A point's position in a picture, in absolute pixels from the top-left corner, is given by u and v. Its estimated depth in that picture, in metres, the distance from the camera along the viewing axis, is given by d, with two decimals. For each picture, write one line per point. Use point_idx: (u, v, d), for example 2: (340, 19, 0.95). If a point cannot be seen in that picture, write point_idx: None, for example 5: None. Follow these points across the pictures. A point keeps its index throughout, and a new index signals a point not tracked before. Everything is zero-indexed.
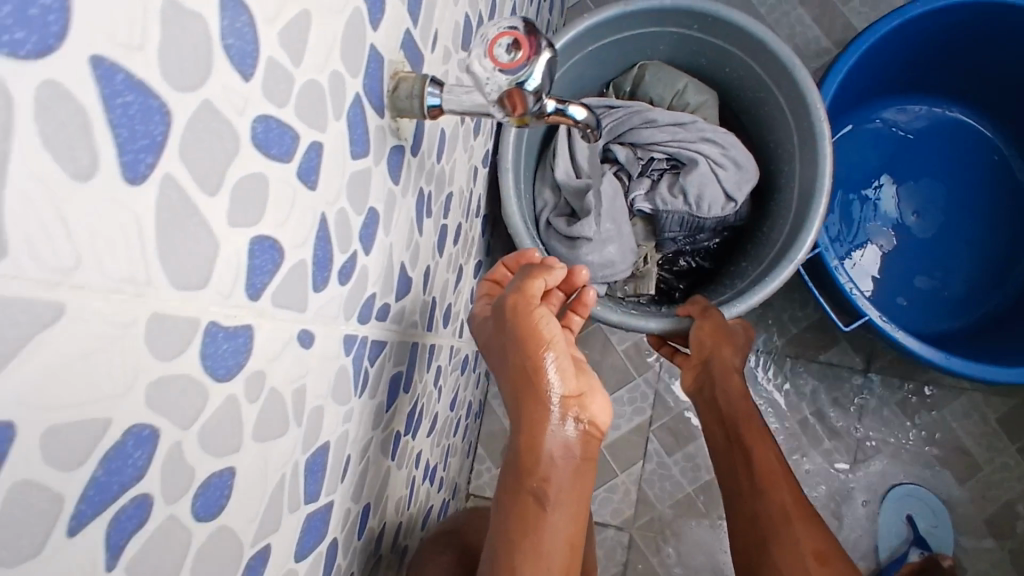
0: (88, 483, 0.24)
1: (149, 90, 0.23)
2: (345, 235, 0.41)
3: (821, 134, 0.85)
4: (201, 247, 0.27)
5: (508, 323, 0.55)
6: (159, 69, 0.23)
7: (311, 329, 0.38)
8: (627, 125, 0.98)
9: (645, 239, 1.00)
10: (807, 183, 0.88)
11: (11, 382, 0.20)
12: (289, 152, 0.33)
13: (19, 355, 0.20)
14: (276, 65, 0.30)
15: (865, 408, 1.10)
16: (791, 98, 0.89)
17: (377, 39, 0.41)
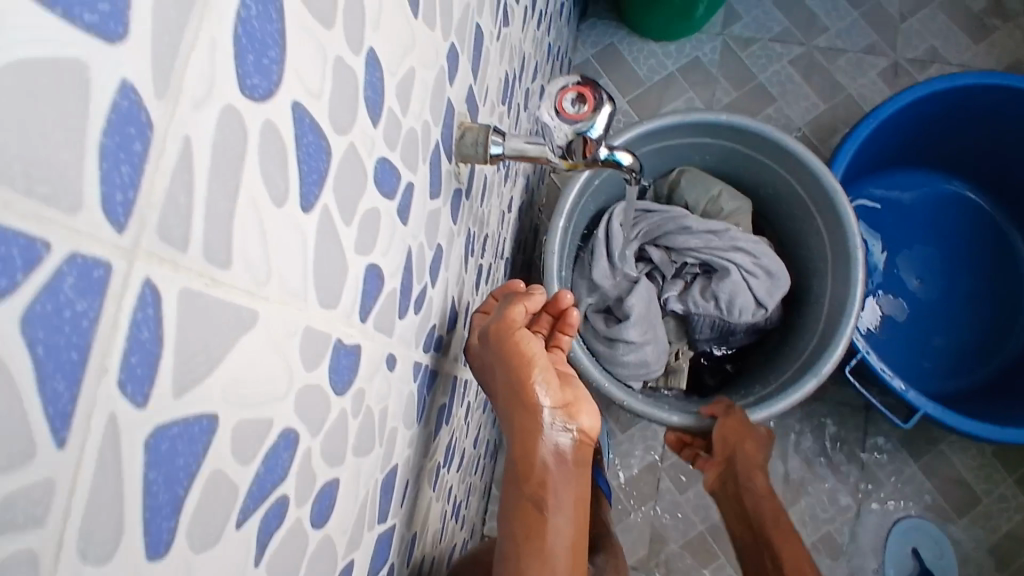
0: (254, 478, 0.26)
1: (321, 132, 0.27)
2: (421, 269, 0.45)
3: (855, 260, 0.85)
4: (337, 270, 0.30)
5: (494, 345, 0.58)
6: (329, 115, 0.27)
7: (394, 354, 0.41)
8: (662, 229, 0.97)
9: (677, 335, 1.01)
10: (837, 302, 0.88)
11: (222, 378, 0.22)
12: (393, 190, 0.36)
13: (228, 354, 0.23)
14: (392, 114, 0.34)
15: (862, 441, 1.12)
16: (830, 222, 0.89)
17: (452, 92, 0.45)
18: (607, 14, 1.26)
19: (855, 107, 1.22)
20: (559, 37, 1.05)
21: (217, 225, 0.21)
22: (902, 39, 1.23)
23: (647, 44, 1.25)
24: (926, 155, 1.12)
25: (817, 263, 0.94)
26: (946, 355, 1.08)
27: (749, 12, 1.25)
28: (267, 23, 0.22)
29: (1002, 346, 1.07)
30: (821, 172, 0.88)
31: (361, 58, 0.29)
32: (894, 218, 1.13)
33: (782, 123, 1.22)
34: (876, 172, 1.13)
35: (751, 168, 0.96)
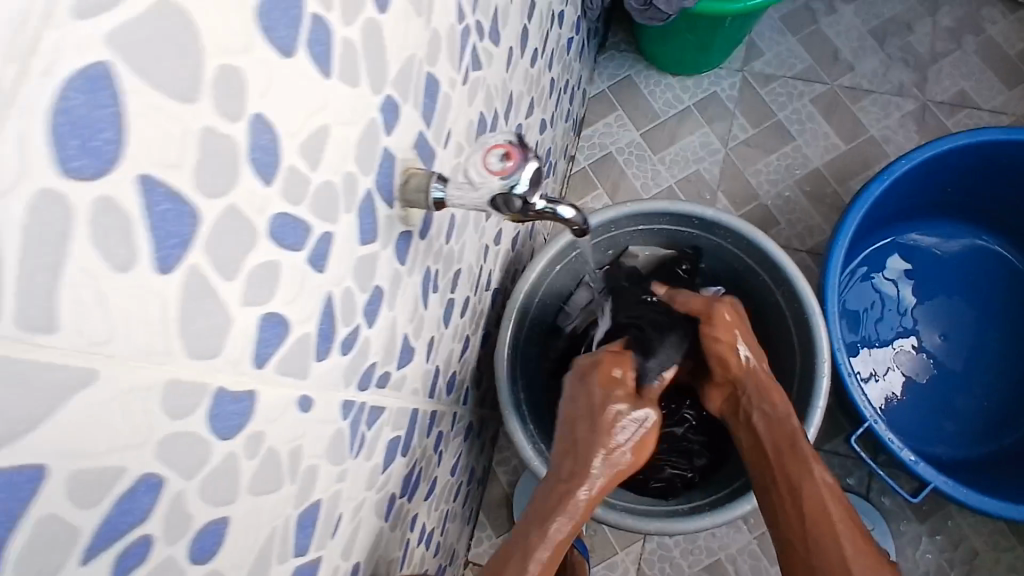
0: (51, 518, 0.26)
1: (164, 114, 0.26)
2: (349, 311, 0.46)
3: (819, 391, 0.82)
4: (215, 320, 0.32)
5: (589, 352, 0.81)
6: (156, 89, 0.26)
7: (310, 394, 0.43)
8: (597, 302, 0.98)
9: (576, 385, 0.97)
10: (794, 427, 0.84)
11: (44, 375, 0.24)
12: (300, 243, 0.38)
13: (47, 384, 0.24)
14: (294, 172, 0.36)
15: (886, 507, 1.07)
16: (802, 345, 0.86)
17: (390, 142, 0.47)
18: (625, 46, 1.27)
19: (876, 150, 1.20)
20: (568, 71, 1.06)
21: (37, 269, 0.22)
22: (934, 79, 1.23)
23: (664, 77, 1.26)
24: (967, 206, 1.12)
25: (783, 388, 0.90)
26: (961, 417, 1.08)
27: (772, 49, 1.25)
28: (93, 106, 0.23)
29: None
30: (802, 288, 0.85)
31: (241, 122, 0.31)
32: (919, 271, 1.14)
33: (799, 163, 1.21)
34: (901, 227, 1.15)
35: (731, 265, 0.93)
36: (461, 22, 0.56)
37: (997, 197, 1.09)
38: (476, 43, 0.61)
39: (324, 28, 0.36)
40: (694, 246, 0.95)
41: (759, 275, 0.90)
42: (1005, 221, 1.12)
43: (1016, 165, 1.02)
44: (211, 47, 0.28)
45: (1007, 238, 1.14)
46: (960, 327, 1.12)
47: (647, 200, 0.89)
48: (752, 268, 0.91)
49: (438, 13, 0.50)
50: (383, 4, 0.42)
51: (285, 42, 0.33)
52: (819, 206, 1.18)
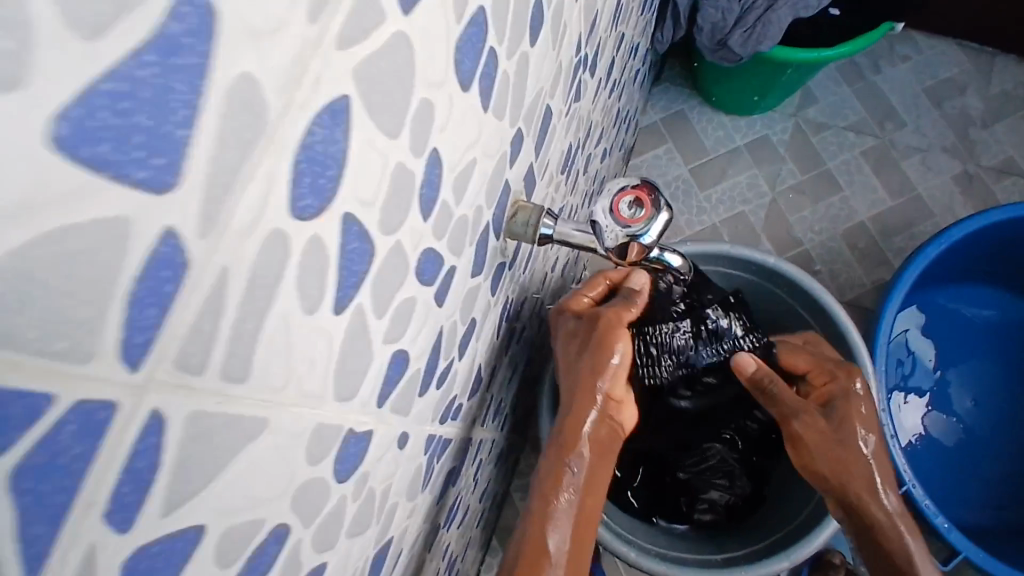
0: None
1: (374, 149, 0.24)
2: (450, 344, 0.44)
3: None
4: (361, 362, 0.30)
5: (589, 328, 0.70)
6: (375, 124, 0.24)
7: (407, 433, 0.41)
8: None
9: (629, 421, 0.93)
10: None
11: (229, 427, 0.22)
12: (433, 276, 0.36)
13: (230, 438, 0.22)
14: (445, 204, 0.34)
15: None
16: None
17: (511, 173, 0.45)
18: (681, 81, 1.27)
19: (924, 210, 1.20)
20: (630, 101, 1.04)
21: (253, 314, 0.21)
22: (983, 144, 1.22)
23: (718, 116, 1.25)
24: (1010, 275, 1.12)
25: None
26: (994, 486, 1.05)
27: (825, 99, 1.25)
28: (332, 139, 0.22)
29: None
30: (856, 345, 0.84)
31: (423, 157, 0.29)
32: (956, 336, 1.13)
33: (845, 214, 1.20)
34: (941, 290, 1.14)
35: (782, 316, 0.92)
36: (577, 54, 0.55)
37: None
38: (580, 73, 0.59)
39: (494, 61, 0.34)
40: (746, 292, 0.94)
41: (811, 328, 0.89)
42: None
43: None
44: (420, 80, 0.26)
45: None
46: (995, 395, 1.10)
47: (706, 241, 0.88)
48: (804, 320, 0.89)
49: (564, 44, 0.49)
50: (535, 34, 0.40)
51: (467, 73, 0.31)
52: (862, 260, 1.17)
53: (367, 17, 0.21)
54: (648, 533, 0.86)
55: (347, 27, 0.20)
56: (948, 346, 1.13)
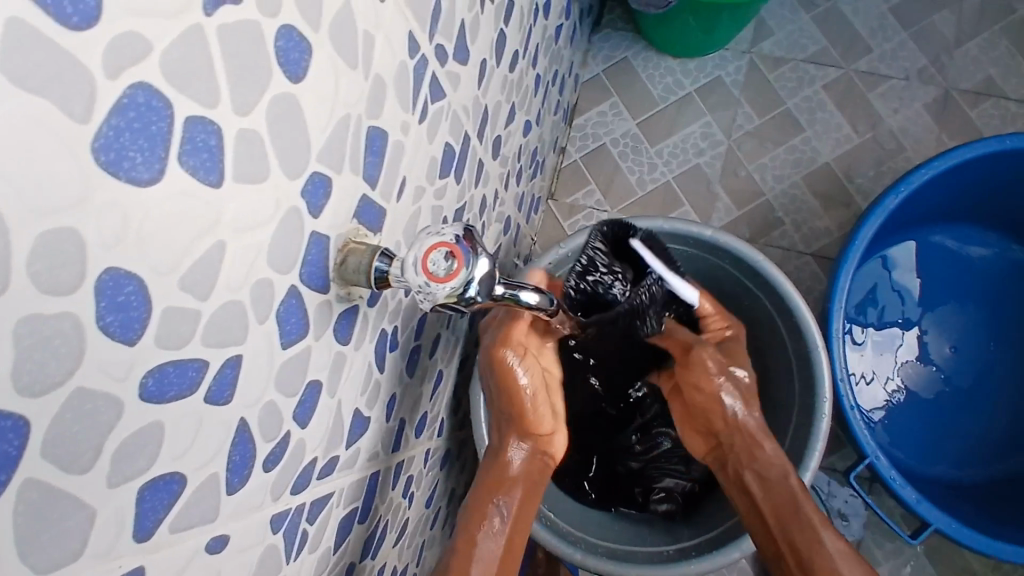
0: None
1: None
2: (273, 423, 0.39)
3: (818, 430, 0.75)
4: (69, 521, 0.27)
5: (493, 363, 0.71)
6: None
7: (224, 533, 0.37)
8: None
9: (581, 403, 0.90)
10: (790, 464, 0.78)
11: None
12: (192, 385, 0.31)
13: None
14: (176, 311, 0.29)
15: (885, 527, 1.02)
16: (803, 378, 0.79)
17: (319, 224, 0.39)
18: (622, 25, 1.17)
19: (893, 142, 1.11)
20: (556, 61, 0.95)
21: None
22: (956, 66, 1.13)
23: (665, 60, 1.15)
24: (981, 210, 1.05)
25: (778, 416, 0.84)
26: (972, 436, 1.02)
27: (783, 29, 1.15)
28: None
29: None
30: (805, 318, 0.78)
31: (82, 288, 0.24)
32: (929, 279, 1.07)
33: (808, 156, 1.11)
34: (914, 230, 1.07)
35: (730, 287, 0.87)
36: (416, 54, 0.47)
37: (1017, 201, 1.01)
38: (437, 69, 0.52)
39: (211, 130, 0.28)
40: (691, 264, 0.88)
41: (761, 300, 0.83)
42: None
43: None
44: (25, 217, 0.21)
45: None
46: (972, 338, 1.05)
47: (641, 218, 0.82)
48: (751, 291, 0.84)
49: (380, 56, 0.42)
50: (299, 70, 0.34)
51: (143, 169, 0.25)
52: (828, 207, 1.09)
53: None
54: (601, 527, 0.83)
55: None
56: (922, 290, 1.07)
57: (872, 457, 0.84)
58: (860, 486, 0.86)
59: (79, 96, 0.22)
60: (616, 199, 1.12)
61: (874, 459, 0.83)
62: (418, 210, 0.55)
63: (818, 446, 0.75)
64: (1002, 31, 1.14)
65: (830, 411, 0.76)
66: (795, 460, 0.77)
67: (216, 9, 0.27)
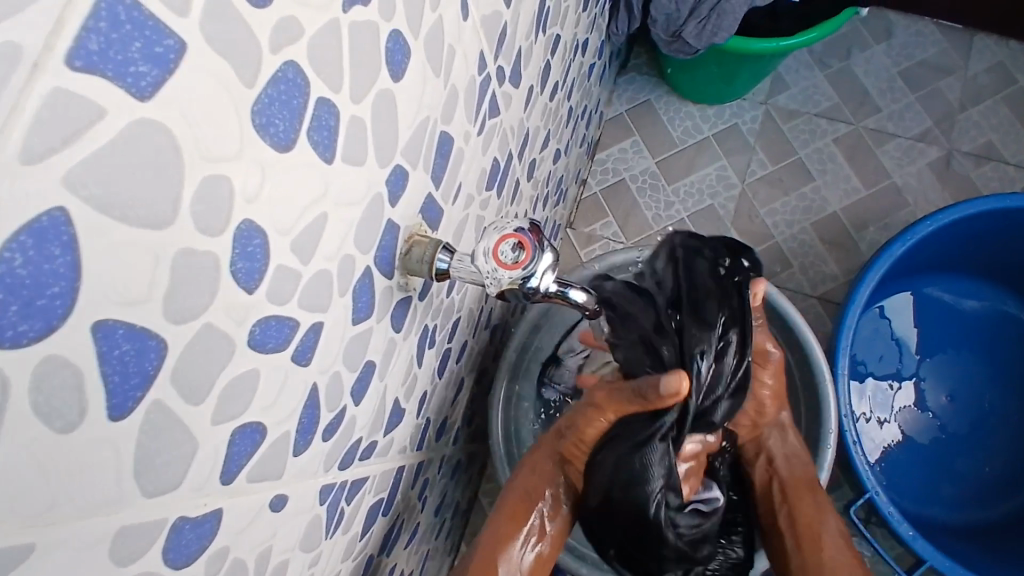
0: None
1: (127, 248, 0.23)
2: (336, 394, 0.42)
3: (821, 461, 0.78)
4: (179, 450, 0.29)
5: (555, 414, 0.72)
6: (122, 221, 0.22)
7: (284, 493, 0.40)
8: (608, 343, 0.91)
9: None
10: None
11: None
12: (285, 341, 0.34)
13: None
14: (284, 271, 0.32)
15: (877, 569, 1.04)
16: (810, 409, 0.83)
17: (394, 213, 0.43)
18: (647, 69, 1.23)
19: (898, 196, 1.16)
20: (587, 97, 1.00)
21: None
22: (959, 129, 1.19)
23: (686, 105, 1.21)
24: (982, 265, 1.10)
25: None
26: (966, 483, 1.05)
27: (798, 84, 1.22)
28: (43, 261, 0.20)
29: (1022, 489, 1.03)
30: (814, 352, 0.82)
31: (225, 234, 0.27)
32: (929, 329, 1.11)
33: (817, 205, 1.16)
34: (916, 280, 1.12)
35: None
36: (483, 71, 0.52)
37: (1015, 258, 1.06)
38: (496, 88, 0.56)
39: (332, 112, 0.32)
40: None
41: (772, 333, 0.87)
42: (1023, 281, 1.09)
43: None
44: (195, 160, 0.24)
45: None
46: (968, 388, 1.09)
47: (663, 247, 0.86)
48: None
49: (457, 69, 0.46)
50: (399, 69, 0.38)
51: (283, 136, 0.29)
52: (835, 254, 1.14)
53: (65, 123, 0.19)
54: None
55: (29, 143, 0.19)
56: (922, 338, 1.11)
57: (871, 492, 0.87)
58: (858, 521, 0.89)
59: (248, 64, 0.26)
60: (631, 233, 1.16)
61: (873, 495, 0.86)
62: (466, 217, 0.59)
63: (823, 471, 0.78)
64: (1002, 100, 1.21)
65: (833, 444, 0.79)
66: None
67: (349, 8, 0.31)
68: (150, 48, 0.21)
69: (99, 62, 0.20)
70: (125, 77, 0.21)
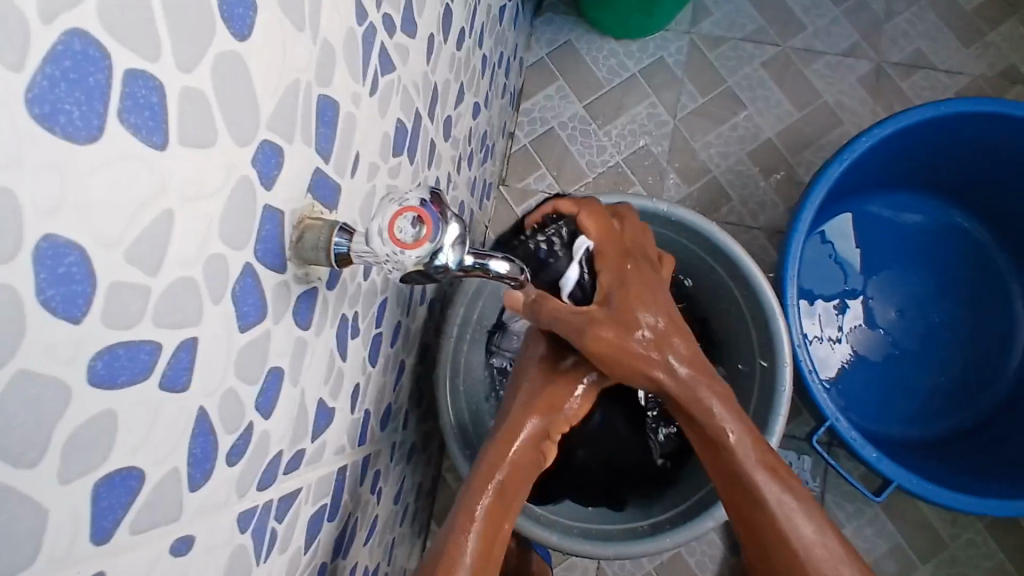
0: None
1: None
2: (236, 413, 0.37)
3: (780, 397, 0.76)
4: (13, 528, 0.23)
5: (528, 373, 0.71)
6: None
7: (188, 534, 0.35)
8: None
9: None
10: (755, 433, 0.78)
11: None
12: (146, 369, 0.29)
13: None
14: (123, 288, 0.26)
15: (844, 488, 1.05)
16: (763, 346, 0.80)
17: (272, 197, 0.37)
18: (564, 8, 1.16)
19: (831, 115, 1.14)
20: (501, 43, 0.94)
21: None
22: (887, 40, 1.17)
23: (608, 42, 1.15)
24: (922, 177, 1.09)
25: (741, 386, 0.85)
26: (920, 394, 1.06)
27: (721, 9, 1.17)
28: None
29: (975, 391, 1.05)
30: (762, 287, 0.79)
31: (20, 260, 0.22)
32: (871, 246, 1.10)
33: (751, 133, 1.13)
34: (855, 199, 1.11)
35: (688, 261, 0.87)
36: (364, 22, 0.45)
37: (949, 166, 1.06)
38: (385, 41, 0.50)
39: (153, 86, 0.26)
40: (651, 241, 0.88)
41: (719, 273, 0.84)
42: (957, 188, 1.09)
43: (970, 132, 0.98)
44: None
45: (959, 205, 1.11)
46: (914, 300, 1.09)
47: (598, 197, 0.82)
48: (709, 264, 0.85)
49: (327, 21, 0.40)
50: (244, 27, 0.31)
51: (83, 122, 0.24)
52: (774, 181, 1.11)
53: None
54: (574, 508, 0.82)
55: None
56: (866, 256, 1.10)
57: (833, 418, 0.86)
58: (822, 447, 0.88)
59: (14, 36, 0.20)
60: (567, 184, 1.11)
61: (835, 421, 0.85)
62: (373, 190, 0.53)
63: (783, 408, 0.76)
64: (924, 5, 1.18)
65: (790, 377, 0.77)
66: (762, 422, 0.78)
67: None
68: None
69: None
70: None
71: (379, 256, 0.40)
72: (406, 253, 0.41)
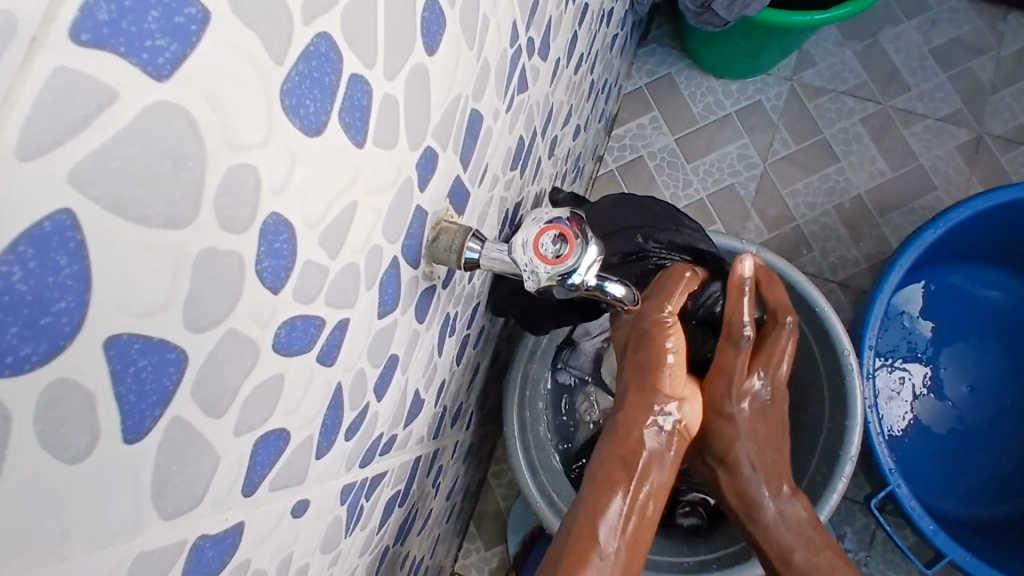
0: None
1: (141, 253, 0.20)
2: (360, 392, 0.40)
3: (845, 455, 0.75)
4: (200, 469, 0.26)
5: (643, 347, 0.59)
6: (133, 220, 0.19)
7: (306, 498, 0.37)
8: None
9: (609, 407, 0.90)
10: (814, 488, 0.78)
11: None
12: (311, 341, 0.31)
13: None
14: (312, 266, 0.29)
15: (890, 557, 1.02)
16: (834, 402, 0.80)
17: (423, 198, 0.39)
18: (668, 41, 1.19)
19: (925, 179, 1.13)
20: (608, 70, 0.96)
21: None
22: (989, 112, 1.15)
23: (708, 80, 1.17)
24: (1011, 255, 1.07)
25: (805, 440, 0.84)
26: (981, 474, 1.03)
27: (825, 61, 1.18)
28: (46, 274, 0.17)
29: None
30: (841, 343, 0.79)
31: (251, 230, 0.24)
32: (950, 316, 1.09)
33: (841, 187, 1.13)
34: (939, 267, 1.09)
35: None
36: (515, 43, 0.48)
37: None
38: (526, 61, 0.53)
39: (365, 90, 0.29)
40: None
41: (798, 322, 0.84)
42: None
43: None
44: (219, 148, 0.21)
45: None
46: (987, 378, 1.07)
47: None
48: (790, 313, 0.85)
49: (490, 40, 0.43)
50: (434, 42, 0.34)
51: (314, 118, 0.26)
52: (858, 237, 1.11)
53: (70, 109, 0.16)
54: None
55: (28, 132, 0.16)
56: (943, 326, 1.08)
57: (893, 483, 0.85)
58: (878, 511, 0.87)
59: (277, 34, 0.22)
60: None
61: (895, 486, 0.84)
62: (491, 199, 0.56)
63: (847, 467, 0.75)
64: None
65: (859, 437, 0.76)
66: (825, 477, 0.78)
67: None
68: (169, 17, 0.18)
69: (109, 35, 0.17)
70: (139, 53, 0.18)
71: (519, 265, 0.45)
72: (541, 266, 0.45)
